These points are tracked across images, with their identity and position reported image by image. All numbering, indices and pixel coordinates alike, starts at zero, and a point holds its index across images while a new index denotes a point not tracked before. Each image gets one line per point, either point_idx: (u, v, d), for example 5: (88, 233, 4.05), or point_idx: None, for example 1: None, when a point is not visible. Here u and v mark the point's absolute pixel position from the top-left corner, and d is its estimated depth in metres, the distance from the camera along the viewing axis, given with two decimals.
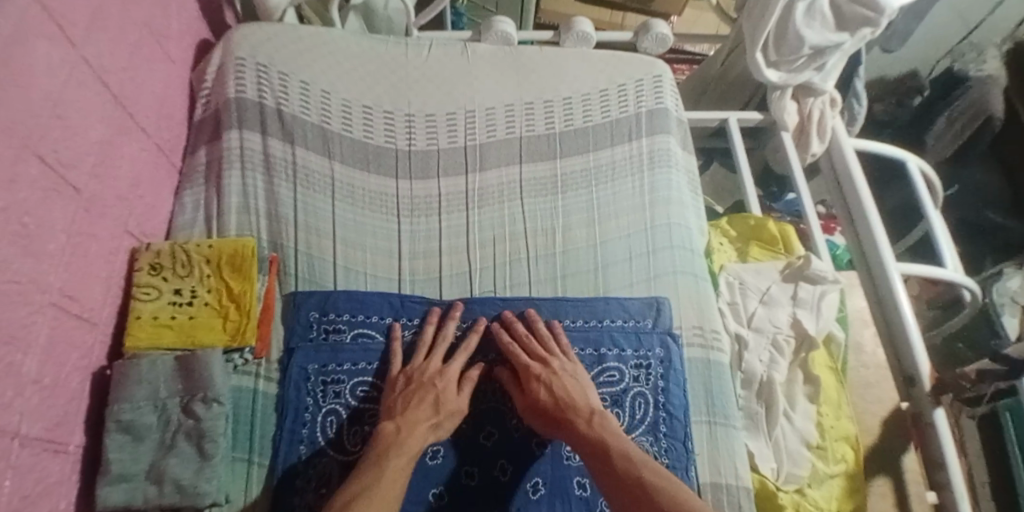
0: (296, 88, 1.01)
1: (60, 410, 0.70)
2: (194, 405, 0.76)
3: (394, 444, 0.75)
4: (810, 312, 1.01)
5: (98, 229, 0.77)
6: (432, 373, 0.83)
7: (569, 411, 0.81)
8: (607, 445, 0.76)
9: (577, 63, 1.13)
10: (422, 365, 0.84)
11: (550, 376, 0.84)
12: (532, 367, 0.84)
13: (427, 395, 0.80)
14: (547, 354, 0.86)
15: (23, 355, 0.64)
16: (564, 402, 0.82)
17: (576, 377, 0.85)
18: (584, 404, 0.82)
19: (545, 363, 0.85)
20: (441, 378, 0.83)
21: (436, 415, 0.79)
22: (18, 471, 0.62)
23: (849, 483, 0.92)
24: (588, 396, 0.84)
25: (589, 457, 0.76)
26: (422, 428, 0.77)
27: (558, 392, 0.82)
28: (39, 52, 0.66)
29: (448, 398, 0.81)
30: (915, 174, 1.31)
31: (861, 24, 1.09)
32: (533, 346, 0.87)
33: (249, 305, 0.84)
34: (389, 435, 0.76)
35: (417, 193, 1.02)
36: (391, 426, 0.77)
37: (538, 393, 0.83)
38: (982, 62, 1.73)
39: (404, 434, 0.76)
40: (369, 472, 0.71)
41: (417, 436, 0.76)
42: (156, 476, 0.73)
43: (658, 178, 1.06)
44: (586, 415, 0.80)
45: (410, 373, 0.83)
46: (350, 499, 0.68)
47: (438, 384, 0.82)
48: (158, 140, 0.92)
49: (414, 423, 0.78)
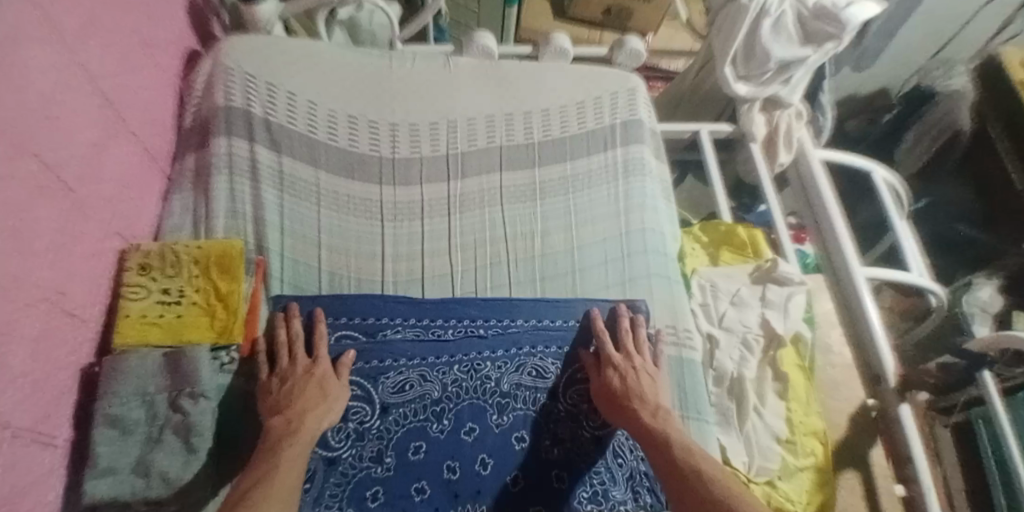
0: (284, 98, 1.04)
1: (49, 404, 0.72)
2: (181, 400, 0.78)
3: (286, 435, 0.76)
4: (778, 313, 1.06)
5: (89, 229, 0.80)
6: (303, 369, 0.83)
7: (636, 402, 0.85)
8: (668, 437, 0.80)
9: (557, 76, 1.18)
10: (292, 365, 0.84)
11: (627, 369, 0.89)
12: (614, 357, 0.90)
13: (307, 385, 0.81)
14: (631, 351, 0.92)
15: (16, 347, 0.66)
16: (634, 394, 0.86)
17: (651, 375, 0.90)
18: (653, 399, 0.86)
19: (627, 358, 0.91)
20: (317, 367, 0.84)
21: (321, 401, 0.81)
22: (7, 461, 0.64)
23: (819, 476, 0.96)
24: (658, 394, 0.88)
25: (649, 445, 0.80)
26: (312, 416, 0.79)
27: (633, 384, 0.88)
28: (35, 54, 0.69)
29: (328, 384, 0.83)
30: (882, 185, 1.37)
31: (825, 39, 1.16)
32: (620, 341, 0.93)
33: (236, 303, 0.85)
34: (278, 430, 0.77)
35: (400, 199, 1.05)
36: (280, 420, 0.78)
37: (613, 380, 0.88)
38: (949, 78, 1.82)
39: (295, 425, 0.77)
40: (264, 465, 0.72)
41: (309, 425, 0.78)
42: (143, 469, 0.75)
43: (633, 186, 1.10)
44: (652, 409, 0.85)
45: (285, 369, 0.83)
46: (246, 491, 0.69)
47: (315, 373, 0.83)
48: (148, 145, 0.95)
49: (302, 412, 0.79)
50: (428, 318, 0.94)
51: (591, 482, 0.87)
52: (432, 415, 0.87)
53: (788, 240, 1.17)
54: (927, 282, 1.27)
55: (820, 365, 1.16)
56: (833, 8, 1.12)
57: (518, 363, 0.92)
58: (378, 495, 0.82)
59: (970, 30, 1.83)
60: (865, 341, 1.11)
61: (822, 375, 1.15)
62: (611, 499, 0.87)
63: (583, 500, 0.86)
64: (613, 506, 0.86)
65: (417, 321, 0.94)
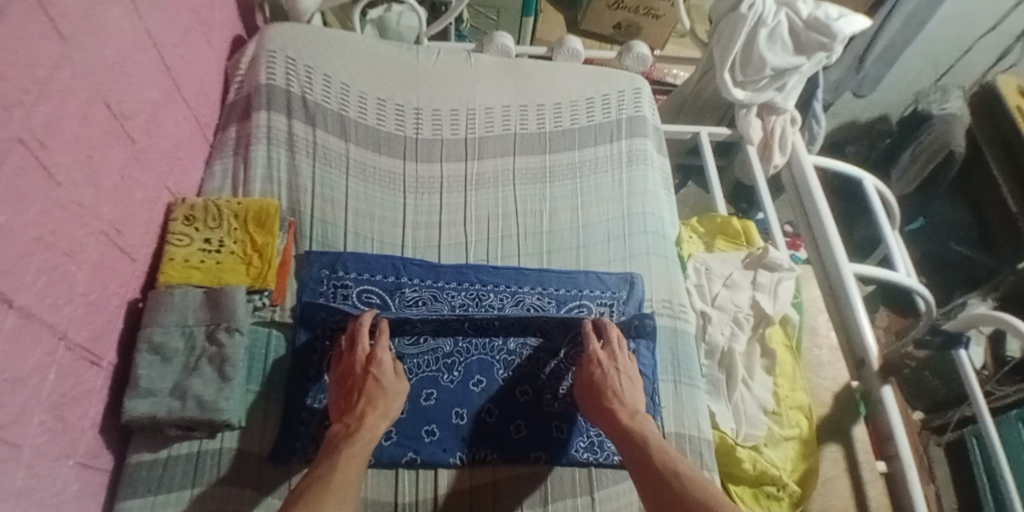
0: (320, 80, 1.15)
1: (100, 327, 0.80)
2: (219, 333, 0.87)
3: (345, 438, 0.80)
4: (768, 295, 1.13)
5: (144, 178, 0.88)
6: (361, 364, 0.86)
7: (615, 403, 0.87)
8: (646, 437, 0.82)
9: (568, 75, 1.28)
10: (352, 360, 0.87)
11: (613, 366, 0.92)
12: (597, 354, 0.93)
13: (365, 388, 0.84)
14: (615, 349, 0.94)
15: (77, 267, 0.74)
16: (613, 392, 0.88)
17: (632, 377, 0.92)
18: (632, 401, 0.88)
19: (611, 355, 0.94)
20: (374, 368, 0.86)
21: (380, 402, 0.83)
22: (61, 368, 0.71)
23: (803, 447, 1.03)
24: (638, 397, 0.90)
25: (627, 446, 0.82)
26: (370, 418, 0.81)
27: (615, 383, 0.89)
28: (114, 16, 0.79)
29: (386, 386, 0.85)
30: (873, 193, 1.42)
31: (817, 48, 1.26)
32: (606, 337, 0.96)
33: (271, 255, 0.94)
34: (339, 434, 0.81)
35: (421, 175, 1.14)
36: (340, 425, 0.82)
37: (595, 375, 0.91)
38: (945, 100, 1.84)
39: (353, 428, 0.81)
40: (324, 465, 0.76)
41: (368, 426, 0.81)
42: (180, 392, 0.82)
43: (634, 173, 1.19)
44: (630, 411, 0.86)
45: (346, 372, 0.87)
46: (302, 491, 0.72)
47: (371, 375, 0.85)
48: (196, 114, 1.05)
49: (360, 415, 0.82)
50: (443, 280, 1.02)
51: (589, 433, 0.94)
52: (444, 367, 0.95)
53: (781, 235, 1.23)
54: (912, 282, 1.26)
55: (808, 347, 1.26)
56: (825, 20, 1.22)
57: (522, 328, 0.99)
58: (392, 435, 0.90)
59: (968, 59, 1.92)
60: (849, 327, 1.16)
61: (810, 355, 1.25)
62: (606, 449, 0.94)
63: (580, 449, 0.93)
64: (608, 456, 0.93)
65: (434, 283, 1.02)
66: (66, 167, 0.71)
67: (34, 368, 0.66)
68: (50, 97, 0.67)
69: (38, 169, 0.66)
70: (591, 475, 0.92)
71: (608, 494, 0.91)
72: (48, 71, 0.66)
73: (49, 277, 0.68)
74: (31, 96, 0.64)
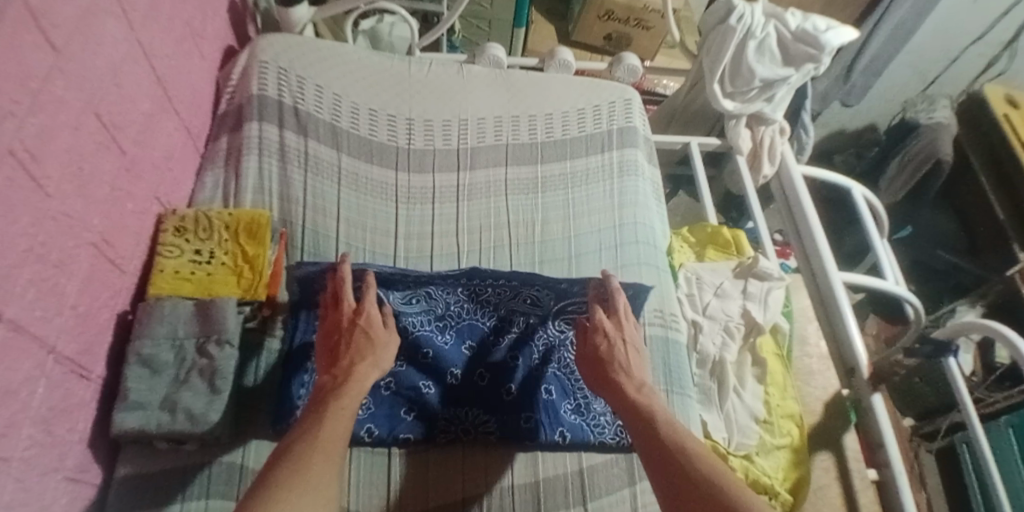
0: (312, 90, 1.15)
1: (89, 339, 0.79)
2: (208, 346, 0.86)
3: (334, 390, 0.75)
4: (758, 304, 1.14)
5: (135, 190, 0.88)
6: (348, 319, 0.83)
7: (621, 375, 0.84)
8: (652, 411, 0.78)
9: (559, 86, 1.29)
10: (338, 315, 0.84)
11: (618, 338, 0.88)
12: (603, 323, 0.89)
13: (353, 340, 0.81)
14: (622, 319, 0.90)
15: (67, 280, 0.73)
16: (619, 365, 0.85)
17: (638, 349, 0.88)
18: (639, 374, 0.84)
19: (617, 326, 0.90)
20: (361, 320, 0.82)
21: (370, 353, 0.80)
22: (49, 381, 0.70)
23: (795, 455, 1.03)
24: (643, 370, 0.87)
25: (632, 420, 0.78)
26: (359, 369, 0.78)
27: (621, 356, 0.86)
28: (106, 27, 0.78)
29: (375, 338, 0.81)
30: (861, 202, 1.42)
31: (806, 60, 1.27)
32: (613, 307, 0.92)
33: (262, 266, 0.94)
34: (326, 386, 0.77)
35: (414, 185, 1.15)
36: (327, 377, 0.78)
37: (601, 347, 0.87)
38: (932, 110, 1.89)
39: (341, 380, 0.77)
40: (312, 419, 0.72)
41: (357, 377, 0.77)
42: (169, 405, 0.81)
43: (626, 184, 1.20)
44: (637, 384, 0.83)
45: (332, 327, 0.84)
46: (288, 447, 0.68)
47: (359, 327, 0.82)
48: (187, 124, 1.05)
49: (348, 368, 0.78)
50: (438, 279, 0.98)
51: (575, 396, 0.97)
52: (436, 328, 0.97)
53: (770, 245, 1.24)
54: (900, 290, 1.25)
55: (797, 355, 1.28)
56: (813, 32, 1.24)
57: (516, 294, 1.00)
58: (391, 385, 0.92)
59: (955, 69, 1.94)
60: (838, 334, 1.16)
61: (799, 364, 1.26)
62: (592, 410, 0.96)
63: (568, 411, 0.95)
64: (595, 417, 0.96)
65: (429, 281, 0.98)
66: (57, 179, 0.70)
67: (23, 380, 0.65)
68: (43, 108, 0.67)
69: (28, 182, 0.65)
70: (584, 484, 0.92)
71: (600, 505, 0.91)
72: (40, 82, 0.66)
73: (38, 288, 0.68)
74: (23, 108, 0.64)
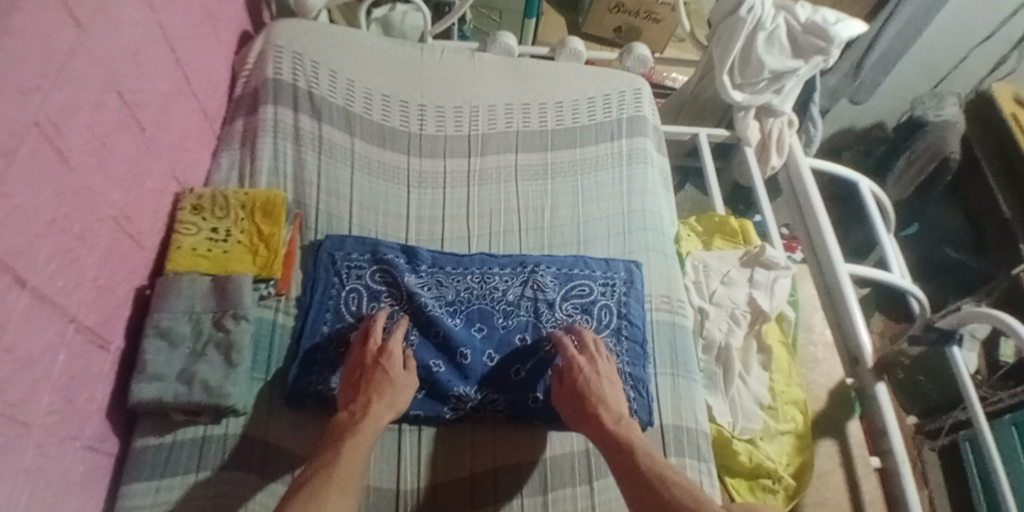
0: (326, 75, 1.16)
1: (108, 312, 0.81)
2: (225, 320, 0.88)
3: (351, 426, 0.79)
4: (765, 293, 1.15)
5: (153, 168, 0.90)
6: (372, 357, 0.87)
7: (601, 408, 0.87)
8: (631, 442, 0.81)
9: (569, 74, 1.30)
10: (363, 353, 0.88)
11: (592, 372, 0.91)
12: (576, 360, 0.92)
13: (374, 378, 0.84)
14: (593, 354, 0.94)
15: (88, 253, 0.75)
16: (598, 398, 0.88)
17: (613, 381, 0.92)
18: (616, 407, 0.88)
19: (590, 361, 0.93)
20: (385, 360, 0.86)
21: (389, 391, 0.83)
22: (71, 350, 0.72)
23: (798, 441, 1.05)
24: (620, 400, 0.90)
25: (611, 451, 0.81)
26: (375, 406, 0.81)
27: (597, 390, 0.89)
28: (127, 7, 0.80)
29: (393, 377, 0.85)
30: (868, 195, 1.43)
31: (814, 52, 1.28)
32: (581, 342, 0.96)
33: (277, 245, 0.96)
34: (343, 420, 0.80)
35: (425, 170, 1.16)
36: (346, 412, 0.81)
37: (577, 381, 0.90)
38: (942, 107, 1.88)
39: (359, 416, 0.80)
40: (328, 453, 0.75)
41: (373, 414, 0.80)
42: (186, 378, 0.83)
43: (635, 172, 1.21)
44: (614, 417, 0.86)
45: (357, 366, 0.87)
46: (304, 481, 0.72)
47: (381, 365, 0.85)
48: (204, 106, 1.06)
49: (366, 403, 0.82)
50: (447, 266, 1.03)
51: None
52: (447, 312, 0.99)
53: (776, 233, 1.26)
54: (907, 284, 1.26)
55: (803, 343, 1.29)
56: (821, 24, 1.25)
57: (522, 279, 1.03)
58: None
59: (964, 66, 1.94)
60: (842, 322, 1.17)
61: (805, 352, 1.27)
62: None
63: None
64: None
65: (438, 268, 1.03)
66: (80, 153, 0.72)
67: (45, 349, 0.67)
68: (67, 83, 0.69)
69: (52, 154, 0.67)
70: (590, 463, 0.93)
71: (608, 483, 0.92)
72: (64, 58, 0.68)
73: (61, 259, 0.70)
74: (48, 81, 0.65)
